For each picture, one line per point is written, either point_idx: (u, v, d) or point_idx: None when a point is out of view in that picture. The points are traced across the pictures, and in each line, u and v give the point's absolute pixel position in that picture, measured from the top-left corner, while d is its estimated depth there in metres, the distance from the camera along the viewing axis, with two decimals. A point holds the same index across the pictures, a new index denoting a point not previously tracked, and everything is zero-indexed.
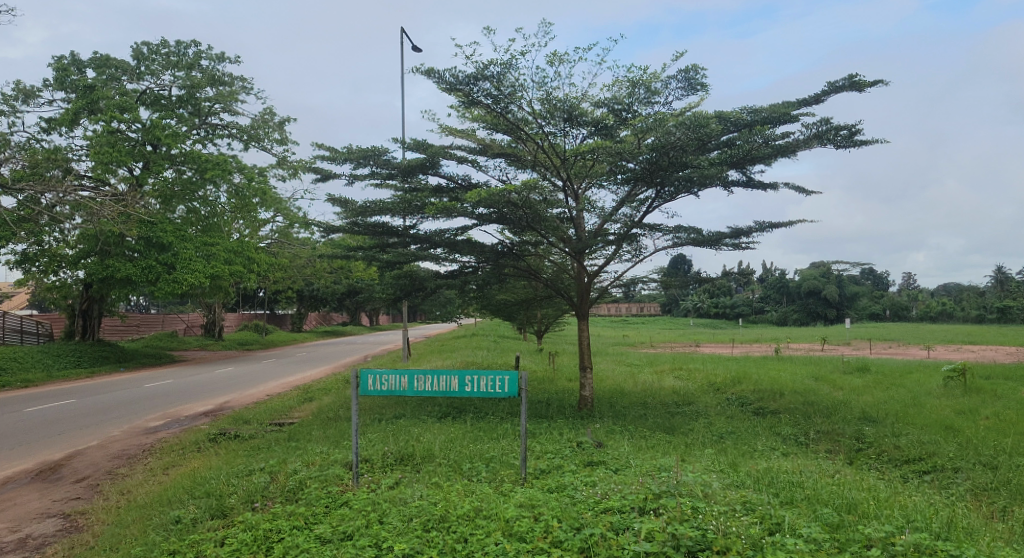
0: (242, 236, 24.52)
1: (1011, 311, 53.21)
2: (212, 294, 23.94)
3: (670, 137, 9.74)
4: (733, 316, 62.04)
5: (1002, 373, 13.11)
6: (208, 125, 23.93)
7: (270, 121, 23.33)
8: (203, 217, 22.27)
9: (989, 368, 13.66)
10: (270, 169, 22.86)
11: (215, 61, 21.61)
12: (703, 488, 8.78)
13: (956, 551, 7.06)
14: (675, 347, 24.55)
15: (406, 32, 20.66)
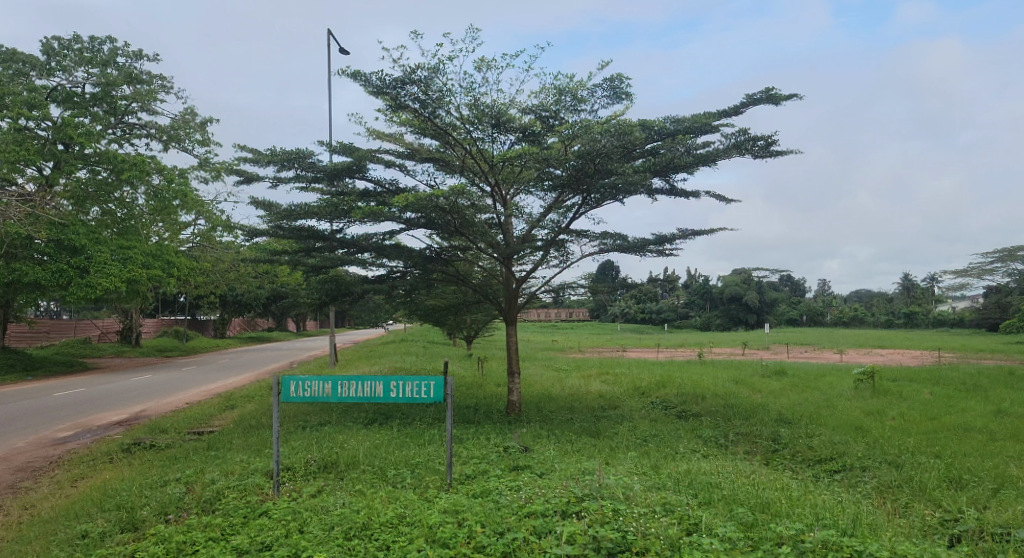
0: (161, 239, 23.77)
1: (917, 316, 59.41)
2: (130, 299, 23.11)
3: (596, 144, 9.94)
4: (660, 321, 62.91)
5: (906, 375, 13.75)
6: (124, 124, 23.13)
7: (191, 121, 22.73)
8: (119, 220, 21.51)
9: (898, 370, 14.32)
10: (191, 169, 22.09)
11: (132, 59, 20.92)
12: (624, 490, 8.95)
13: (862, 547, 7.35)
14: (603, 352, 24.80)
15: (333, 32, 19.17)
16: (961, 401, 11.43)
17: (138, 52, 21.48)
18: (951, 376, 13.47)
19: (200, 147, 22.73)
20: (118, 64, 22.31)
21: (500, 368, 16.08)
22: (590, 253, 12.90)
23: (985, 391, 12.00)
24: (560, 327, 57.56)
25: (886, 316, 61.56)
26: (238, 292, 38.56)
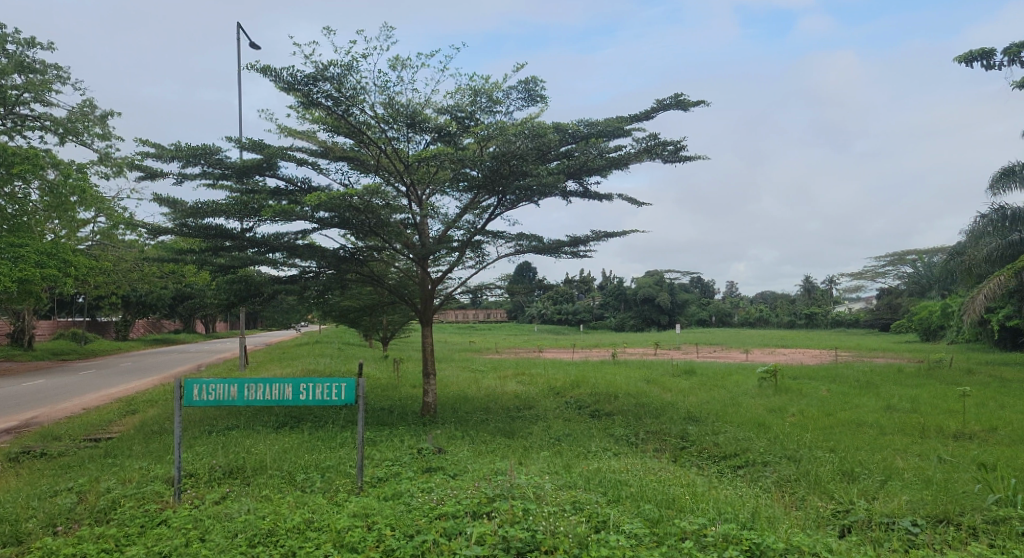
0: (57, 237, 22.66)
1: (818, 316, 62.25)
2: (22, 300, 21.89)
3: (511, 146, 10.01)
4: (575, 322, 62.09)
5: (806, 373, 14.36)
6: (16, 115, 21.87)
7: (90, 114, 21.77)
8: (10, 216, 20.46)
9: (799, 369, 14.92)
10: (91, 164, 20.98)
11: (24, 46, 19.82)
12: (535, 489, 9.00)
13: (760, 539, 7.61)
14: (520, 352, 24.99)
15: (242, 27, 17.31)
16: (855, 397, 12.02)
17: (31, 40, 20.28)
18: (846, 373, 14.16)
19: (100, 141, 21.72)
20: (8, 51, 21.11)
21: (418, 370, 15.98)
22: (507, 254, 12.96)
23: (877, 388, 12.67)
24: (480, 328, 57.37)
25: (789, 316, 64.36)
26: (141, 292, 36.60)
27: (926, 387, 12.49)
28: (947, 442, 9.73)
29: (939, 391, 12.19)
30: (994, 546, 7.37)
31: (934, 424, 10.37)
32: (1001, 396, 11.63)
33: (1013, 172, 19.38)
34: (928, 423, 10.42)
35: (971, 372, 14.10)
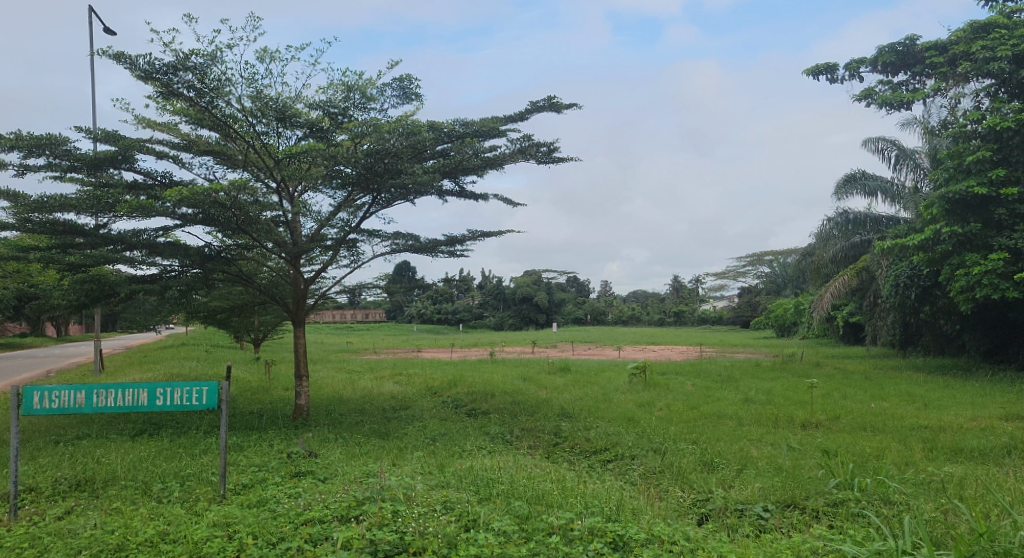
0: None
1: (685, 314, 65.27)
2: None
3: (385, 144, 9.96)
4: (455, 322, 60.65)
5: (673, 369, 14.97)
6: None
7: None
8: None
9: (666, 365, 15.51)
10: None
11: None
12: (406, 490, 8.91)
13: (623, 531, 7.85)
14: (399, 352, 24.80)
15: (93, 11, 15.40)
16: (716, 391, 12.63)
17: None
18: (709, 368, 14.86)
19: None
20: None
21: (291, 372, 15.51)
22: (383, 253, 12.85)
23: (736, 381, 13.36)
24: (354, 328, 55.75)
25: (660, 315, 66.73)
26: None
27: (780, 380, 13.28)
28: (797, 431, 10.36)
29: (790, 383, 13.00)
30: (833, 527, 7.90)
31: (787, 414, 11.03)
32: (843, 387, 12.53)
33: (854, 179, 21.10)
34: (782, 414, 11.07)
35: (819, 365, 15.18)
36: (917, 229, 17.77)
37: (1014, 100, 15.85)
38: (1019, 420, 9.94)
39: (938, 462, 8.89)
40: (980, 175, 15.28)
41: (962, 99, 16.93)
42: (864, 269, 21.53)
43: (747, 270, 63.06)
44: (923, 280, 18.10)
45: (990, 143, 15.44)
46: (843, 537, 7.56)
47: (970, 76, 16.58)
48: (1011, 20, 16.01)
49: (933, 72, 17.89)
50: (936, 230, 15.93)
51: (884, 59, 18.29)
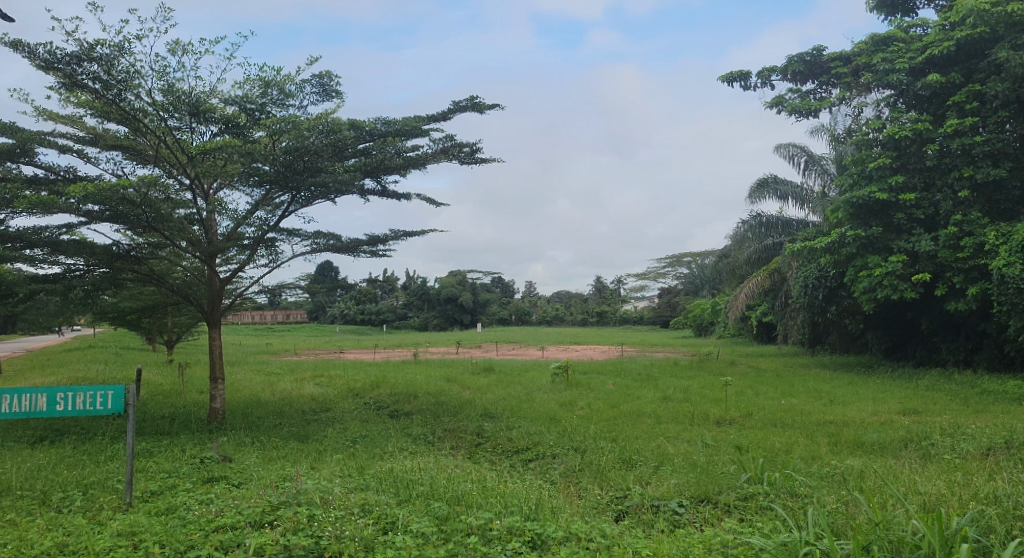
0: None
1: (607, 315, 66.33)
2: None
3: (304, 141, 9.79)
4: (378, 323, 59.34)
5: (595, 368, 15.21)
6: None
7: None
8: None
9: (589, 364, 15.72)
10: None
11: None
12: (323, 494, 8.74)
13: (541, 530, 7.90)
14: (319, 354, 24.31)
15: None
16: (637, 390, 12.87)
17: None
18: (630, 367, 15.13)
19: None
20: None
21: (206, 374, 15.03)
22: (302, 253, 12.62)
23: (655, 380, 13.66)
24: (272, 329, 53.95)
25: (582, 315, 67.31)
26: None
27: (698, 378, 13.64)
28: (712, 428, 10.63)
29: (707, 381, 13.37)
30: (743, 520, 8.14)
31: (703, 412, 11.32)
32: (757, 384, 12.95)
33: (766, 184, 21.90)
34: (698, 412, 11.37)
35: (734, 363, 15.64)
36: (825, 232, 18.49)
37: (910, 110, 16.93)
38: (915, 414, 10.47)
39: (841, 456, 9.26)
40: (881, 181, 16.11)
41: (865, 108, 17.71)
42: (775, 271, 22.40)
43: (667, 272, 64.42)
44: (830, 281, 18.94)
45: (890, 151, 16.36)
46: (752, 530, 7.81)
47: (872, 87, 17.39)
48: (908, 34, 16.85)
49: (838, 82, 18.66)
50: (842, 233, 16.70)
51: (793, 68, 18.98)
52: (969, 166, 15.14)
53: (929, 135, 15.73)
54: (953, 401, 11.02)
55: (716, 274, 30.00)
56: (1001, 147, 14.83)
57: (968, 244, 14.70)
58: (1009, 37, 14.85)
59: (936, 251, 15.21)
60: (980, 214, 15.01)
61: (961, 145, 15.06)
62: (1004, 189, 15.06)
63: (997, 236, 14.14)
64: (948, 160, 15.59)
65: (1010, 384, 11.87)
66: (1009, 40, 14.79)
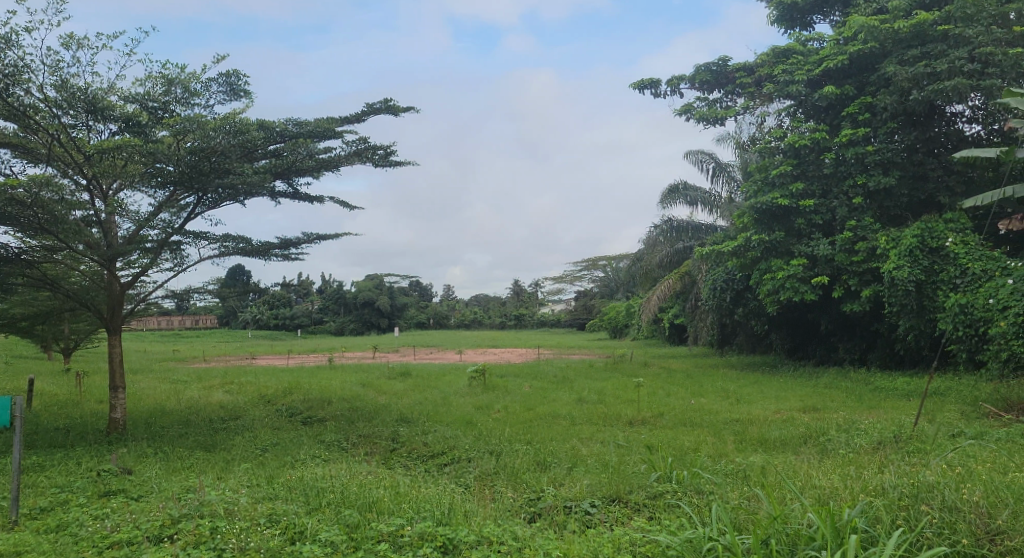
0: None
1: (525, 318, 66.90)
2: None
3: (210, 142, 9.51)
4: (292, 327, 56.83)
5: (513, 371, 15.33)
6: None
7: None
8: None
9: (505, 367, 15.80)
10: None
11: None
12: (227, 504, 8.41)
13: (453, 534, 7.84)
14: (229, 361, 23.56)
15: None
16: (552, 392, 13.01)
17: None
18: (547, 370, 15.28)
19: None
20: None
21: (106, 383, 14.40)
22: (209, 256, 12.24)
23: (572, 382, 13.85)
24: (183, 333, 51.72)
25: (500, 318, 67.47)
26: None
27: (611, 380, 13.90)
28: (624, 428, 10.83)
29: (620, 382, 13.66)
30: (651, 519, 8.30)
31: (616, 413, 11.52)
32: (668, 384, 13.30)
33: (677, 189, 22.48)
34: (611, 413, 11.59)
35: (646, 364, 16.02)
36: (731, 236, 19.17)
37: (809, 120, 17.70)
38: (813, 411, 10.93)
39: (744, 453, 9.57)
40: (783, 188, 16.83)
41: (767, 117, 18.44)
42: (686, 274, 23.11)
43: (582, 275, 65.22)
44: (736, 283, 19.62)
45: (790, 159, 17.08)
46: (659, 528, 7.94)
47: (773, 97, 18.11)
48: (806, 48, 17.65)
49: (743, 92, 19.38)
50: (747, 237, 17.38)
51: (700, 77, 19.61)
52: (862, 174, 15.95)
53: (826, 144, 16.49)
54: (847, 399, 11.59)
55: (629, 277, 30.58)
56: (891, 157, 15.66)
57: (861, 249, 15.50)
58: (896, 52, 15.71)
59: (832, 255, 15.98)
60: (872, 220, 15.85)
61: (854, 154, 15.85)
62: (894, 197, 15.94)
63: (888, 241, 14.95)
64: (843, 168, 16.33)
65: (899, 381, 12.58)
66: (896, 55, 15.68)
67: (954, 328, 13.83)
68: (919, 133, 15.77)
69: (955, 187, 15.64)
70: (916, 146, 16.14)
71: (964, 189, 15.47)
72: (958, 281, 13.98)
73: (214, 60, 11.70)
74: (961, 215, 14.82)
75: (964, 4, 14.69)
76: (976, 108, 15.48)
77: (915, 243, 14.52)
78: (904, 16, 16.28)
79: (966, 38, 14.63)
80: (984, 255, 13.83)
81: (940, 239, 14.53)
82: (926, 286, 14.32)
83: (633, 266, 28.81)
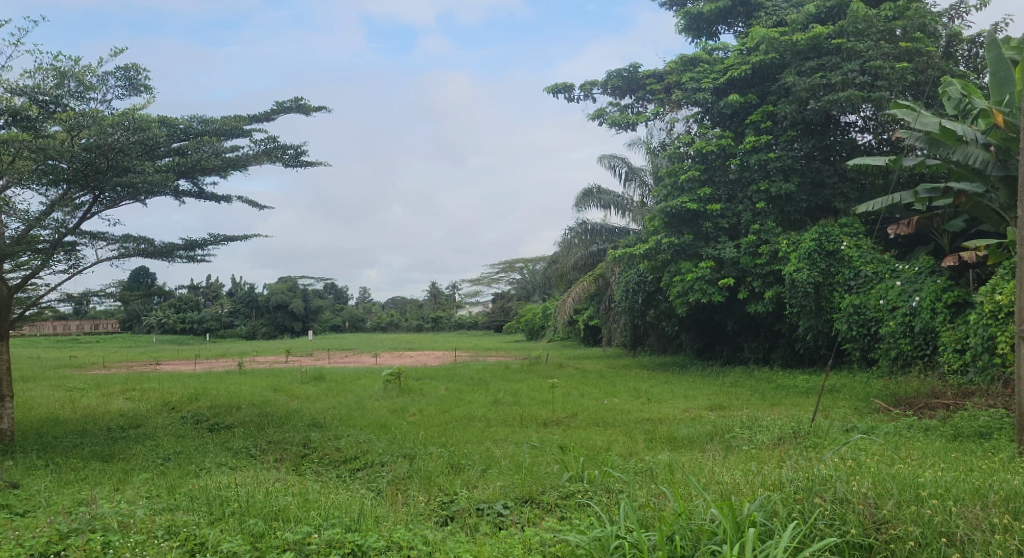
0: None
1: (442, 320, 66.54)
2: None
3: (107, 138, 9.15)
4: (200, 332, 54.56)
5: (428, 374, 15.20)
6: None
7: None
8: None
9: (422, 370, 15.67)
10: None
11: None
12: (122, 518, 7.98)
13: (362, 541, 7.62)
14: (131, 367, 22.54)
15: None
16: (467, 395, 13.00)
17: None
18: (463, 372, 15.25)
19: None
20: None
21: None
22: (108, 258, 11.77)
23: (487, 384, 13.87)
24: (81, 337, 48.96)
25: (416, 320, 66.68)
26: None
27: (527, 381, 14.00)
28: (537, 429, 10.93)
29: (535, 384, 13.76)
30: (562, 519, 8.32)
31: (531, 414, 11.62)
32: (582, 385, 13.48)
33: (591, 193, 22.86)
34: (527, 414, 11.71)
35: (562, 365, 16.18)
36: (643, 239, 19.64)
37: (715, 127, 18.25)
38: (720, 409, 11.27)
39: (654, 452, 9.77)
40: (692, 192, 17.29)
41: (676, 124, 18.90)
42: (600, 275, 23.50)
43: (499, 277, 65.51)
44: (648, 285, 20.11)
45: (698, 165, 17.54)
46: (570, 527, 7.93)
47: (682, 104, 18.55)
48: (711, 57, 18.22)
49: (653, 99, 19.80)
50: (658, 240, 17.81)
51: (612, 83, 19.97)
52: (765, 180, 16.56)
53: (731, 151, 17.05)
54: (753, 396, 12.03)
55: (544, 279, 30.84)
56: (791, 163, 16.23)
57: (765, 252, 16.20)
58: (795, 63, 16.40)
59: (738, 258, 16.61)
60: (775, 225, 16.49)
61: (757, 160, 16.42)
62: (794, 202, 16.61)
63: (788, 245, 15.57)
64: (747, 174, 16.89)
65: (799, 379, 13.13)
66: (795, 66, 16.39)
67: (849, 327, 14.64)
68: (817, 141, 16.53)
69: (849, 193, 16.49)
70: (815, 154, 16.90)
71: (857, 195, 16.31)
72: (853, 282, 14.77)
73: (110, 53, 11.36)
74: (854, 220, 15.53)
75: (855, 19, 15.44)
76: (868, 119, 16.42)
77: (813, 246, 15.13)
78: (801, 30, 17.32)
79: (858, 52, 15.42)
80: (875, 258, 14.56)
81: (836, 242, 15.18)
82: (823, 287, 15.07)
83: (552, 267, 29.08)
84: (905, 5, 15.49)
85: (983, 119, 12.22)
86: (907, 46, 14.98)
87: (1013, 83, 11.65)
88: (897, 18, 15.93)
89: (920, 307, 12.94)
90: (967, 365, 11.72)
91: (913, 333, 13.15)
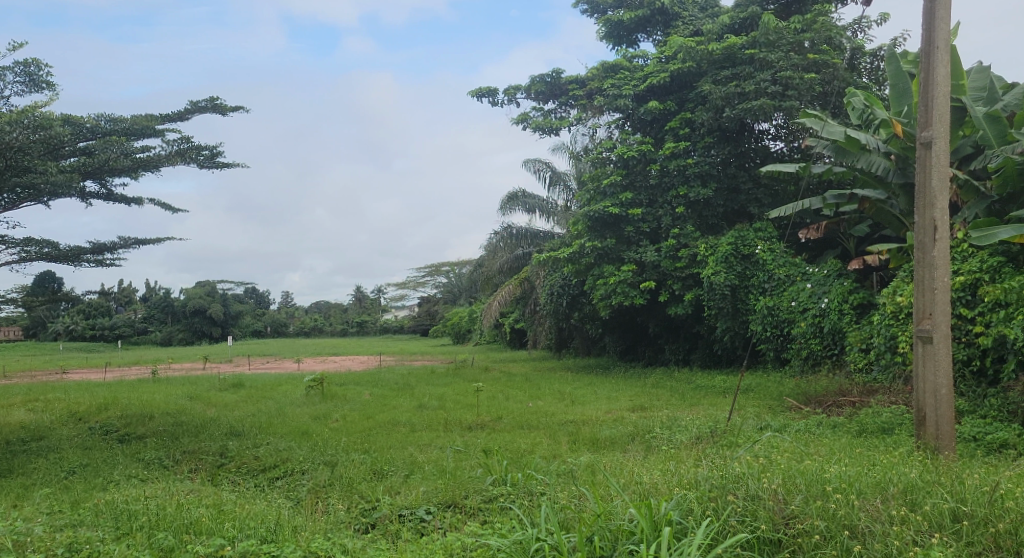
0: None
1: (366, 325, 65.79)
2: None
3: (5, 136, 8.76)
4: (112, 338, 52.14)
5: (352, 379, 15.01)
6: None
7: None
8: None
9: (345, 375, 15.46)
10: None
11: None
12: (17, 536, 7.53)
13: (277, 551, 7.36)
14: (36, 376, 21.44)
15: None
16: (392, 399, 12.90)
17: None
18: (387, 377, 15.11)
19: None
20: None
21: None
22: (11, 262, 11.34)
23: (412, 388, 13.78)
24: None
25: (340, 324, 65.78)
26: None
27: (452, 385, 13.98)
28: (463, 433, 10.91)
29: (461, 387, 13.76)
30: (484, 522, 8.28)
31: (456, 418, 11.61)
32: (507, 388, 13.54)
33: (516, 197, 23.00)
34: (451, 418, 11.70)
35: (487, 369, 16.16)
36: (567, 243, 19.91)
37: (636, 133, 18.68)
38: (642, 410, 11.51)
39: (576, 453, 9.87)
40: (614, 197, 17.58)
41: (598, 129, 19.24)
42: (526, 278, 23.68)
43: (426, 281, 65.22)
44: (572, 288, 20.39)
45: (620, 169, 17.85)
46: (492, 531, 7.88)
47: (603, 110, 18.88)
48: (631, 64, 18.61)
49: (575, 104, 20.09)
50: (582, 244, 18.08)
51: (535, 88, 20.18)
52: (683, 185, 17.01)
53: (652, 156, 17.43)
54: (673, 397, 12.32)
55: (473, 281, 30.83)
56: (708, 169, 16.76)
57: (685, 255, 16.64)
58: (710, 72, 17.05)
59: (659, 261, 17.04)
60: (693, 229, 16.97)
61: (676, 166, 16.83)
62: (711, 207, 17.08)
63: (707, 249, 16.00)
64: (666, 179, 17.29)
65: (717, 379, 13.50)
66: (711, 75, 16.96)
67: (764, 328, 15.14)
68: (731, 147, 16.81)
69: (762, 199, 16.87)
70: (731, 160, 17.11)
71: (770, 201, 16.78)
72: (767, 285, 15.27)
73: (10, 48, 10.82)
74: (767, 225, 16.05)
75: (766, 31, 16.06)
76: (779, 126, 16.95)
77: (730, 250, 15.59)
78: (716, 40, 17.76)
79: (769, 62, 15.98)
80: (787, 261, 15.08)
81: (751, 246, 15.67)
82: (740, 290, 15.55)
83: (478, 271, 29.07)
84: (812, 19, 16.31)
85: (883, 129, 12.99)
86: (813, 57, 15.63)
87: (909, 95, 12.24)
88: (805, 31, 16.60)
89: (829, 309, 13.48)
90: (871, 363, 12.23)
91: (823, 334, 13.71)
